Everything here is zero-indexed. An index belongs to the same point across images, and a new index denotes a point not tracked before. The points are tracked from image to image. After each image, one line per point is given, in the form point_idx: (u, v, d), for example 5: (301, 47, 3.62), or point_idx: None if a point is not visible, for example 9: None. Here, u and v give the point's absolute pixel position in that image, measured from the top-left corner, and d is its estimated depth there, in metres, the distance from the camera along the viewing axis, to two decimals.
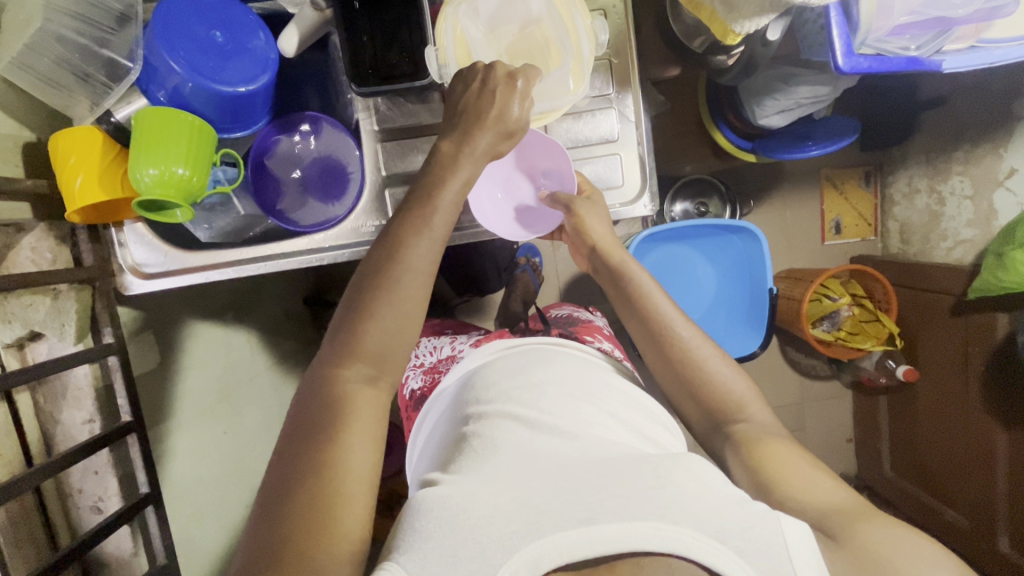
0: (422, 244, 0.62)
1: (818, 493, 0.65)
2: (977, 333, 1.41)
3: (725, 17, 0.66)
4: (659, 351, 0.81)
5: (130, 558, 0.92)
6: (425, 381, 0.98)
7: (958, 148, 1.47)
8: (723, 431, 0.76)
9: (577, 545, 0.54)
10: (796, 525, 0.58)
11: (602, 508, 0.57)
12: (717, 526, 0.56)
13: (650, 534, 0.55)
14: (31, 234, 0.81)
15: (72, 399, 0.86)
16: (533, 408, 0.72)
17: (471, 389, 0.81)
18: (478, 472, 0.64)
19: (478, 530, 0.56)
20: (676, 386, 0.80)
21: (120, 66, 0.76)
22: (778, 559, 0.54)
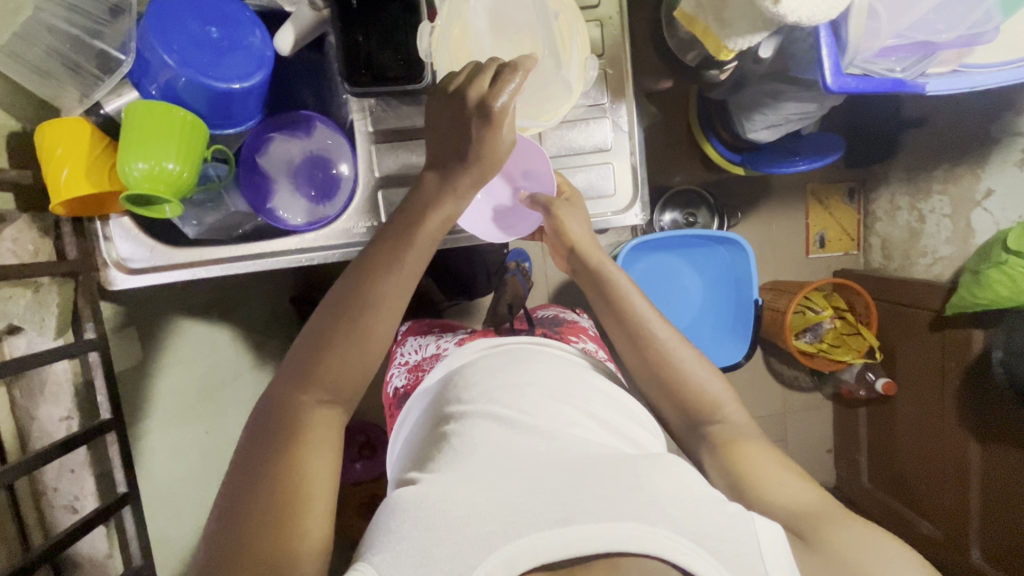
0: (402, 265, 0.63)
1: (790, 497, 0.66)
2: (954, 348, 1.45)
3: (717, 34, 0.66)
4: (639, 355, 0.81)
5: (105, 559, 0.89)
6: (408, 378, 1.00)
7: (938, 167, 1.52)
8: (701, 434, 0.77)
9: (551, 545, 0.54)
10: (769, 528, 0.58)
11: (579, 508, 0.57)
12: (693, 526, 0.56)
13: (625, 534, 0.54)
14: (12, 226, 0.79)
15: (49, 395, 0.84)
16: (511, 411, 0.72)
17: (451, 389, 0.81)
18: (455, 474, 0.64)
19: (454, 531, 0.56)
20: (655, 390, 0.81)
21: (111, 57, 0.75)
22: (751, 561, 0.55)
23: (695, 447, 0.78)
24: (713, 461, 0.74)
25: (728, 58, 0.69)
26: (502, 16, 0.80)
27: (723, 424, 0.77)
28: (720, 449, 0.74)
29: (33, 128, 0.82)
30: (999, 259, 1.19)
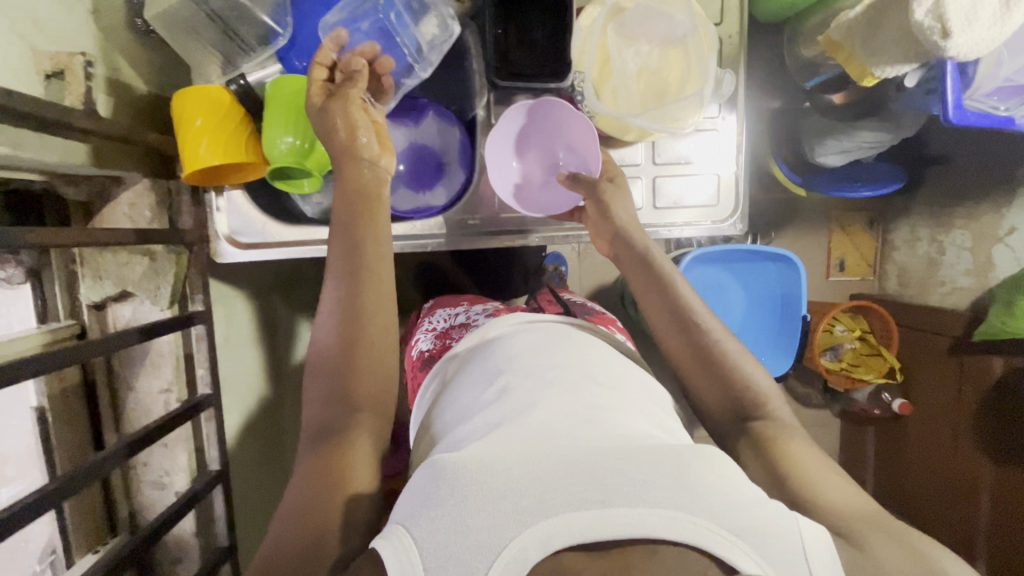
0: (375, 270, 0.65)
1: (842, 504, 0.59)
2: (975, 374, 1.53)
3: (863, 60, 0.71)
4: (690, 342, 0.73)
5: (190, 539, 0.87)
6: (434, 344, 0.94)
7: (962, 205, 1.60)
8: (746, 428, 0.69)
9: (589, 524, 0.45)
10: (816, 528, 0.49)
11: (615, 488, 0.47)
12: (736, 519, 0.47)
13: (664, 523, 0.46)
14: (130, 190, 0.77)
15: (150, 367, 0.82)
16: (535, 390, 0.63)
17: (478, 364, 0.72)
18: (484, 445, 0.55)
19: (484, 501, 0.47)
20: (699, 380, 0.72)
21: (271, 31, 0.74)
22: (794, 560, 0.46)
23: (737, 445, 0.69)
24: (754, 457, 0.66)
25: (870, 83, 0.73)
26: (643, 24, 0.81)
27: (775, 425, 0.68)
28: (762, 447, 0.66)
29: (156, 92, 0.80)
30: None
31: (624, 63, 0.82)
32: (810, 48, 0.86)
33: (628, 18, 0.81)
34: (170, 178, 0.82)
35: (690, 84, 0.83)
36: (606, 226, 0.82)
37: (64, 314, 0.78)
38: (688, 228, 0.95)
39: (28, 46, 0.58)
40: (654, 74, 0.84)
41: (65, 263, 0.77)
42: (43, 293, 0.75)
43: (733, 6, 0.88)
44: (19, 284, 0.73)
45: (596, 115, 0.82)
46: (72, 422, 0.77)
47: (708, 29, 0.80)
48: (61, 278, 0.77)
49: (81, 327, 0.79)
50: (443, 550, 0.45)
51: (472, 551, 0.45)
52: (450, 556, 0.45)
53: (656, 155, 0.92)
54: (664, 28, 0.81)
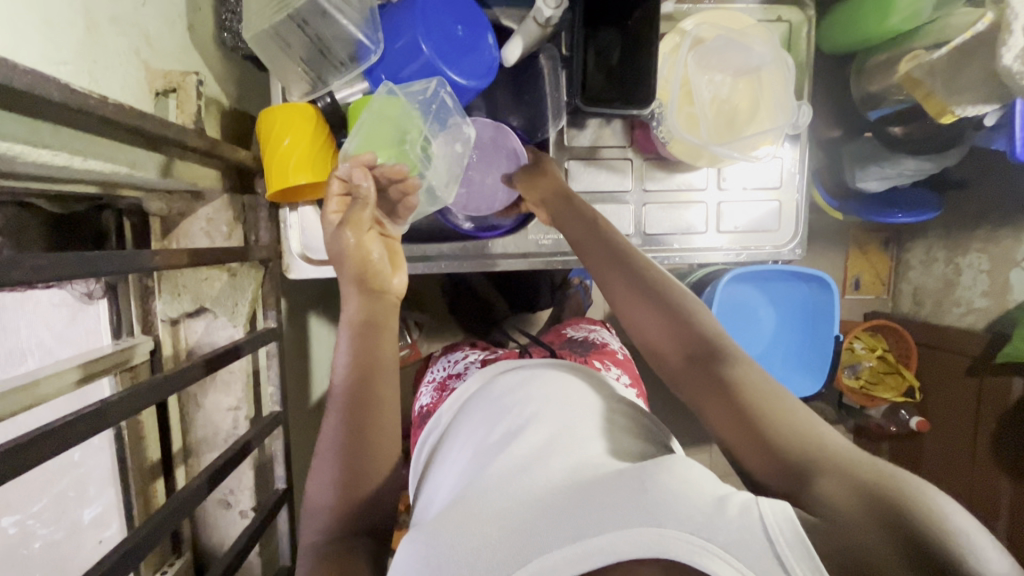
0: (387, 337, 0.63)
1: (826, 448, 0.47)
2: (990, 394, 1.53)
3: (942, 97, 0.73)
4: (641, 291, 0.65)
5: (252, 559, 0.86)
6: (432, 398, 0.84)
7: (980, 227, 1.59)
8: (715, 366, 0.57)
9: (562, 567, 0.40)
10: (778, 504, 0.40)
11: (585, 522, 0.42)
12: (699, 520, 0.40)
13: (631, 542, 0.39)
14: (209, 205, 0.77)
15: (221, 384, 0.81)
16: (512, 422, 0.58)
17: (468, 410, 0.66)
18: (463, 497, 0.50)
19: (462, 565, 0.42)
20: (643, 326, 0.64)
21: (362, 45, 0.73)
22: (760, 550, 0.37)
23: (691, 389, 0.58)
24: (712, 402, 0.55)
25: (947, 121, 0.75)
26: (724, 52, 0.82)
27: (740, 364, 0.57)
28: (728, 392, 0.54)
29: (236, 107, 0.79)
30: None
31: (703, 90, 0.83)
32: (875, 82, 0.88)
33: (709, 47, 0.82)
34: (247, 193, 0.81)
35: (761, 113, 0.84)
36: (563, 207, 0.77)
37: (137, 329, 0.76)
38: (749, 252, 0.97)
39: (144, 65, 0.58)
40: (725, 104, 0.84)
41: (140, 279, 0.75)
42: (119, 310, 0.74)
43: (805, 34, 0.90)
44: (98, 299, 0.71)
45: (671, 137, 0.84)
46: (144, 443, 0.75)
47: (787, 64, 0.83)
48: (135, 292, 0.75)
49: (155, 344, 0.77)
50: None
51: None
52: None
53: (721, 181, 0.94)
54: (743, 57, 0.82)
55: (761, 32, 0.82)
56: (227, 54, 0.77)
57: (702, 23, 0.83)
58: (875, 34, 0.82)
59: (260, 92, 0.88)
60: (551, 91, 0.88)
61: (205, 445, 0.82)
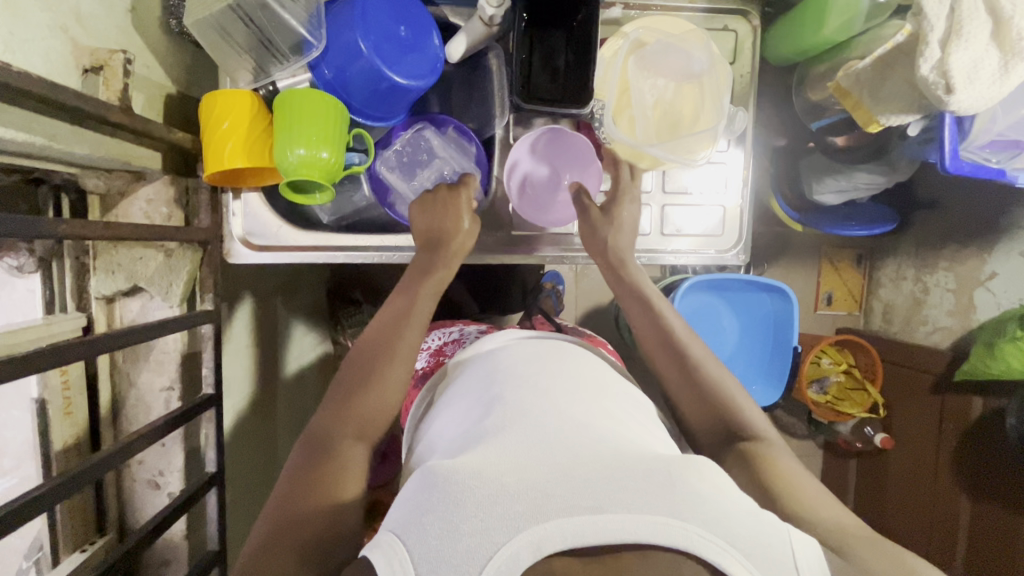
0: (405, 349, 0.70)
1: (836, 522, 0.58)
2: (952, 412, 1.48)
3: (869, 106, 0.76)
4: (677, 361, 0.73)
5: (180, 540, 0.86)
6: (428, 362, 0.91)
7: (946, 248, 1.54)
8: (733, 445, 0.66)
9: (582, 527, 0.44)
10: (805, 539, 0.48)
11: (610, 496, 0.46)
12: (728, 527, 0.46)
13: (653, 529, 0.44)
14: (150, 186, 0.78)
15: (154, 363, 0.81)
16: (531, 394, 0.62)
17: (476, 370, 0.72)
18: (485, 447, 0.54)
19: (481, 508, 0.46)
20: (684, 401, 0.71)
21: (305, 40, 0.75)
22: (783, 570, 0.45)
23: (721, 459, 0.67)
24: (740, 469, 0.64)
25: (874, 130, 0.78)
26: (663, 59, 0.84)
27: (773, 452, 0.65)
28: (758, 468, 0.63)
29: (182, 91, 0.80)
30: (1014, 335, 1.25)
31: (644, 94, 0.85)
32: (815, 92, 0.93)
33: (648, 54, 0.84)
34: (189, 176, 0.83)
35: (704, 116, 0.85)
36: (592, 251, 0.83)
37: (71, 306, 0.77)
38: (695, 255, 0.98)
39: (72, 42, 0.59)
40: (669, 108, 0.86)
41: (76, 255, 0.76)
42: (52, 284, 0.75)
43: (748, 47, 0.91)
44: (30, 273, 0.74)
45: (612, 140, 0.86)
46: (70, 419, 0.76)
47: (725, 69, 0.84)
48: (71, 268, 0.76)
49: (88, 320, 0.78)
50: (437, 556, 0.44)
51: (463, 558, 0.44)
52: (443, 560, 0.44)
53: (666, 184, 0.95)
54: (682, 64, 0.84)
55: (698, 38, 0.83)
56: (176, 39, 0.79)
57: (641, 27, 0.85)
58: (812, 45, 0.85)
59: (213, 79, 0.90)
60: (499, 85, 0.88)
61: (136, 424, 0.82)
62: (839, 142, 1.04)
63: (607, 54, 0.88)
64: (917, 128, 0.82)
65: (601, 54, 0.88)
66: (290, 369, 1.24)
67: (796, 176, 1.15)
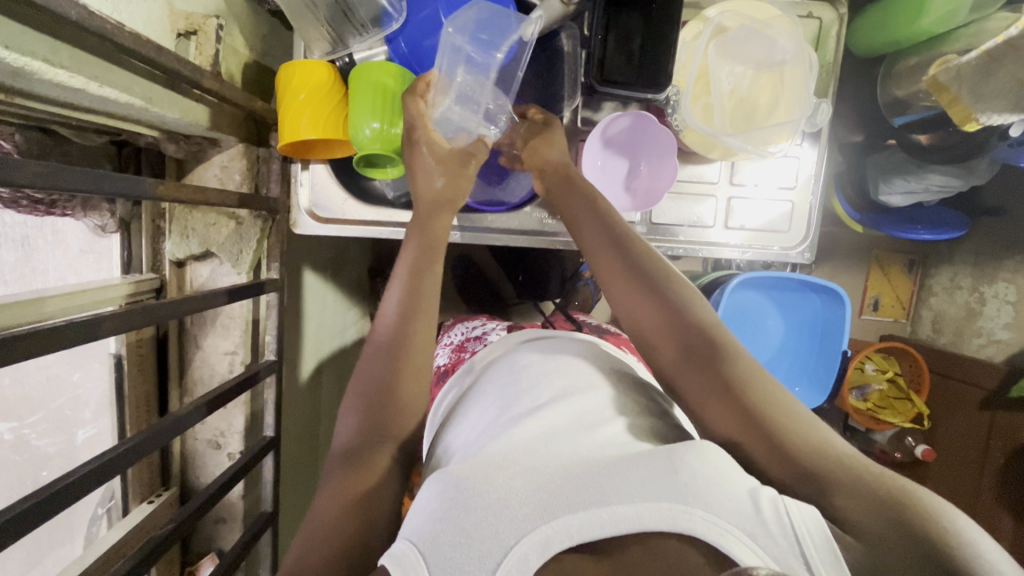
0: (419, 348, 0.65)
1: (843, 459, 0.51)
2: (1003, 428, 1.43)
3: (968, 104, 0.72)
4: (645, 294, 0.67)
5: (237, 500, 0.89)
6: (450, 358, 0.93)
7: (1010, 257, 1.46)
8: (710, 367, 0.60)
9: (588, 525, 0.45)
10: (803, 504, 0.45)
11: (613, 490, 0.47)
12: (731, 509, 0.45)
13: (658, 516, 0.45)
14: (225, 153, 0.79)
15: (220, 328, 0.83)
16: (541, 396, 0.62)
17: (491, 376, 0.71)
18: (492, 450, 0.54)
19: (493, 511, 0.46)
20: (642, 321, 0.66)
21: (384, 12, 0.73)
22: (785, 543, 0.42)
23: (684, 382, 0.61)
24: (717, 401, 0.58)
25: (970, 128, 0.74)
26: (745, 45, 0.81)
27: (747, 366, 0.59)
28: (733, 391, 0.57)
29: (258, 61, 0.81)
30: None
31: (724, 83, 0.82)
32: (901, 88, 0.89)
33: (731, 40, 0.81)
34: (261, 146, 0.84)
35: (782, 108, 0.83)
36: (569, 192, 0.77)
37: (146, 267, 0.79)
38: (757, 251, 0.95)
39: (168, 6, 0.60)
40: (745, 98, 0.83)
41: (153, 218, 0.79)
42: (130, 245, 0.77)
43: (835, 35, 0.87)
44: (111, 233, 0.76)
45: (685, 127, 0.85)
46: (142, 376, 0.79)
47: (810, 59, 0.81)
48: (148, 231, 0.78)
49: (160, 282, 0.80)
50: (451, 562, 0.44)
51: (475, 561, 0.44)
52: (457, 564, 0.44)
53: (733, 177, 0.93)
54: (765, 51, 0.81)
55: (786, 25, 0.80)
56: (254, 7, 0.78)
57: (725, 11, 0.82)
58: (906, 36, 0.81)
59: (283, 50, 0.90)
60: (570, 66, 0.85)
61: (201, 385, 0.85)
62: (923, 139, 0.97)
63: (686, 38, 0.85)
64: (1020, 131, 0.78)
65: (681, 38, 0.85)
66: (334, 342, 1.26)
67: (863, 174, 1.11)
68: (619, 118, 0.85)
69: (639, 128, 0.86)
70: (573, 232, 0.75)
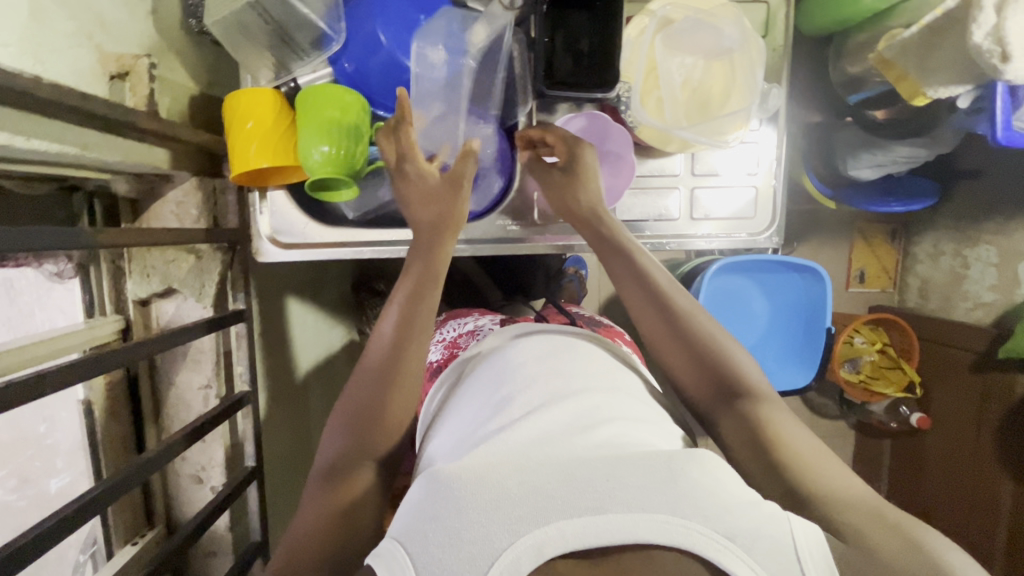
0: (414, 363, 0.64)
1: (851, 493, 0.56)
2: (994, 390, 1.43)
3: (916, 78, 0.71)
4: (673, 329, 0.72)
5: (223, 532, 0.89)
6: (442, 355, 0.90)
7: (989, 219, 1.46)
8: (732, 404, 0.66)
9: (583, 530, 0.43)
10: (806, 525, 0.45)
11: (611, 496, 0.45)
12: (728, 522, 0.44)
13: (653, 527, 0.43)
14: (179, 188, 0.79)
15: (191, 363, 0.83)
16: (536, 395, 0.61)
17: (484, 372, 0.70)
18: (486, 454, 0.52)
19: (484, 513, 0.44)
20: (671, 354, 0.71)
21: (324, 34, 0.74)
22: (786, 558, 0.42)
23: (720, 422, 0.67)
24: (740, 433, 0.64)
25: (920, 102, 0.74)
26: (690, 35, 0.81)
27: (766, 405, 0.65)
28: (755, 425, 0.63)
29: (206, 92, 0.81)
30: None
31: (675, 75, 0.82)
32: (854, 65, 0.89)
33: (673, 33, 0.81)
34: (216, 177, 0.83)
35: (736, 96, 0.82)
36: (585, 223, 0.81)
37: (110, 308, 0.79)
38: (726, 239, 0.95)
39: (98, 49, 0.60)
40: (697, 88, 0.83)
41: (112, 260, 0.78)
42: (91, 289, 0.77)
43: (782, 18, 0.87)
44: (70, 278, 0.75)
45: (639, 124, 0.83)
46: (116, 418, 0.79)
47: (758, 43, 0.80)
48: (108, 272, 0.78)
49: (126, 323, 0.80)
50: (438, 565, 0.42)
51: (464, 564, 0.42)
52: (445, 567, 0.42)
53: (695, 167, 0.92)
54: (711, 40, 0.81)
55: (729, 13, 0.80)
56: (198, 40, 0.78)
57: (668, 3, 0.81)
58: (851, 14, 0.81)
59: (235, 78, 0.89)
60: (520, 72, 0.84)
61: (177, 422, 0.84)
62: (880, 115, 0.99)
63: (631, 35, 0.84)
64: (968, 100, 0.77)
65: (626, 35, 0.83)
66: (319, 363, 1.25)
67: (831, 150, 1.10)
68: (572, 120, 0.86)
69: (593, 128, 0.87)
70: (604, 267, 0.79)
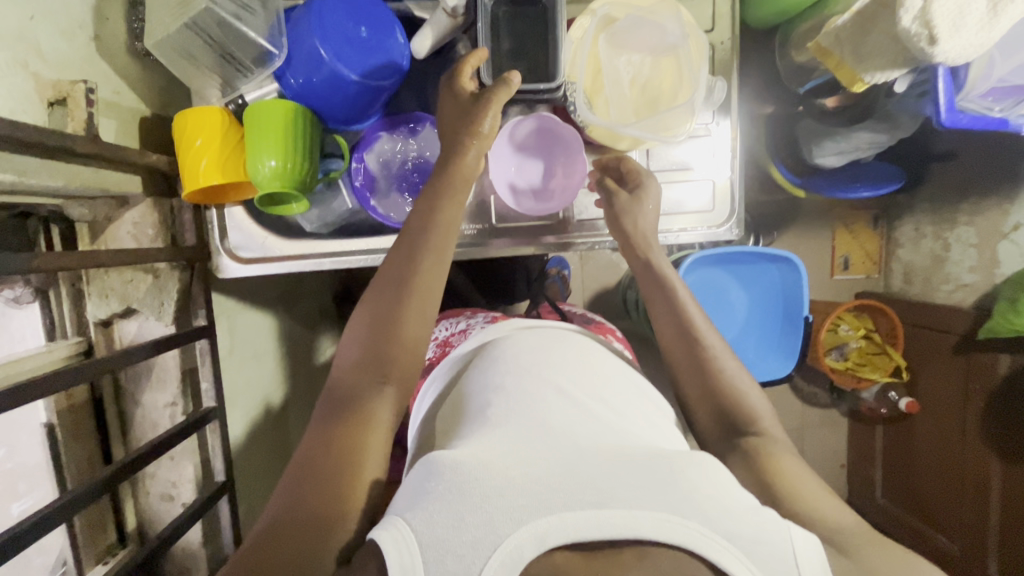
0: (427, 291, 0.64)
1: (842, 520, 0.56)
2: (977, 371, 1.42)
3: (853, 66, 0.72)
4: (692, 355, 0.72)
5: (196, 548, 0.89)
6: (436, 353, 0.92)
7: (965, 200, 1.45)
8: (735, 440, 0.66)
9: (584, 523, 0.44)
10: (806, 536, 0.47)
11: (611, 492, 0.47)
12: (729, 524, 0.46)
13: (654, 524, 0.45)
14: (134, 210, 0.79)
15: (156, 381, 0.84)
16: (536, 386, 0.62)
17: (481, 361, 0.70)
18: (491, 443, 0.54)
19: (489, 500, 0.46)
20: (690, 381, 0.72)
21: (267, 51, 0.75)
22: (783, 563, 0.44)
23: (724, 455, 0.67)
24: (741, 462, 0.64)
25: (860, 88, 0.75)
26: (633, 33, 0.82)
27: (768, 441, 0.65)
28: (755, 454, 0.64)
29: (159, 113, 0.82)
30: None
31: (620, 74, 0.83)
32: (802, 54, 0.89)
33: (615, 33, 0.82)
34: (174, 197, 0.84)
35: (682, 91, 0.83)
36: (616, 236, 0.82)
37: (71, 331, 0.80)
38: (685, 234, 0.95)
39: (34, 77, 0.61)
40: (646, 85, 0.85)
41: (72, 283, 0.79)
42: (51, 312, 0.78)
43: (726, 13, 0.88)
44: (28, 303, 0.76)
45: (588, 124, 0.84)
46: (80, 438, 0.80)
47: (699, 38, 0.81)
48: (68, 296, 0.79)
49: (88, 345, 0.81)
50: (443, 547, 0.44)
51: (469, 548, 0.44)
52: (450, 549, 0.44)
53: (650, 163, 0.93)
54: (655, 37, 0.82)
55: (669, 7, 0.80)
56: (149, 63, 0.80)
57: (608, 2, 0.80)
58: None
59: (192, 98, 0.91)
60: None
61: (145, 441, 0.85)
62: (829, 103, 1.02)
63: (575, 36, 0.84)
64: (904, 84, 0.77)
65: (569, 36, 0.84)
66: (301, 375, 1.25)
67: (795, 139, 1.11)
68: (521, 122, 0.86)
69: (543, 128, 0.87)
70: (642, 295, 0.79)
